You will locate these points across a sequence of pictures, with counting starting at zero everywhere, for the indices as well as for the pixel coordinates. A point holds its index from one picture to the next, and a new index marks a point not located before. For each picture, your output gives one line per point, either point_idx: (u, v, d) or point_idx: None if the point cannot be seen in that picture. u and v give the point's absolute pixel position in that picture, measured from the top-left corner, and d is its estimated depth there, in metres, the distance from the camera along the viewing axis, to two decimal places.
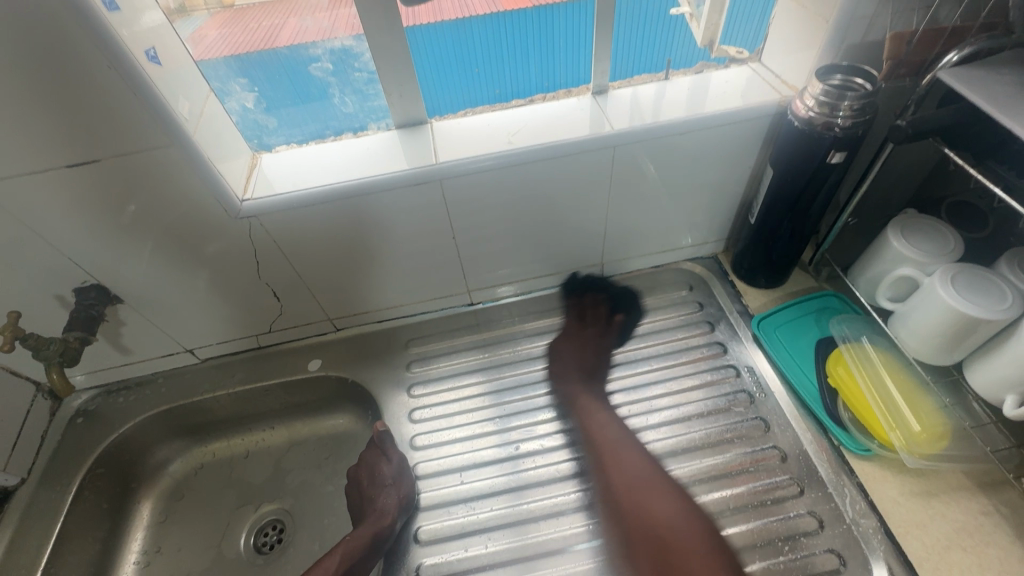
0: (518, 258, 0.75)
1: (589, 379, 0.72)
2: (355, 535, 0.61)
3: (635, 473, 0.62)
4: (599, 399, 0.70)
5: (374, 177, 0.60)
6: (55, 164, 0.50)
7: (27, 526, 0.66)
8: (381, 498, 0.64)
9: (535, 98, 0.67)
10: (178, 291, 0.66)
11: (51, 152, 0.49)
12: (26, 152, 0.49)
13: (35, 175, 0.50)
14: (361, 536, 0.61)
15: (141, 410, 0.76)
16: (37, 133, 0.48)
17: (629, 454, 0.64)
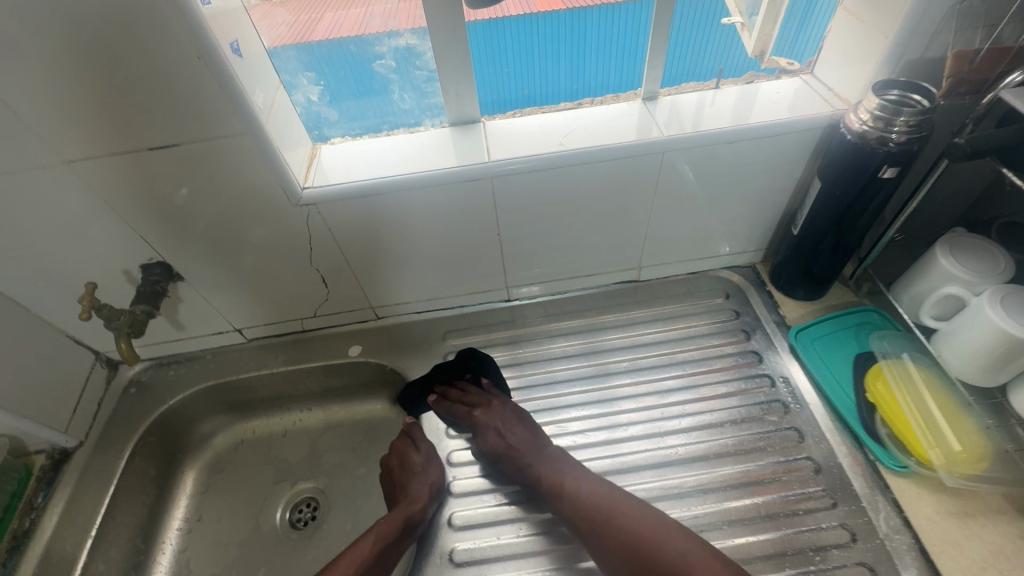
0: (557, 257, 0.77)
1: (541, 454, 0.65)
2: (388, 516, 0.61)
3: (642, 536, 0.55)
4: (553, 462, 0.64)
5: (427, 172, 0.62)
6: (138, 146, 0.54)
7: (83, 486, 0.70)
8: (412, 482, 0.65)
9: (584, 101, 0.69)
10: (234, 271, 0.70)
11: (135, 135, 0.53)
12: (116, 133, 0.52)
13: (121, 155, 0.54)
14: (394, 518, 0.61)
15: (190, 383, 0.80)
16: (126, 115, 0.51)
17: (617, 508, 0.58)
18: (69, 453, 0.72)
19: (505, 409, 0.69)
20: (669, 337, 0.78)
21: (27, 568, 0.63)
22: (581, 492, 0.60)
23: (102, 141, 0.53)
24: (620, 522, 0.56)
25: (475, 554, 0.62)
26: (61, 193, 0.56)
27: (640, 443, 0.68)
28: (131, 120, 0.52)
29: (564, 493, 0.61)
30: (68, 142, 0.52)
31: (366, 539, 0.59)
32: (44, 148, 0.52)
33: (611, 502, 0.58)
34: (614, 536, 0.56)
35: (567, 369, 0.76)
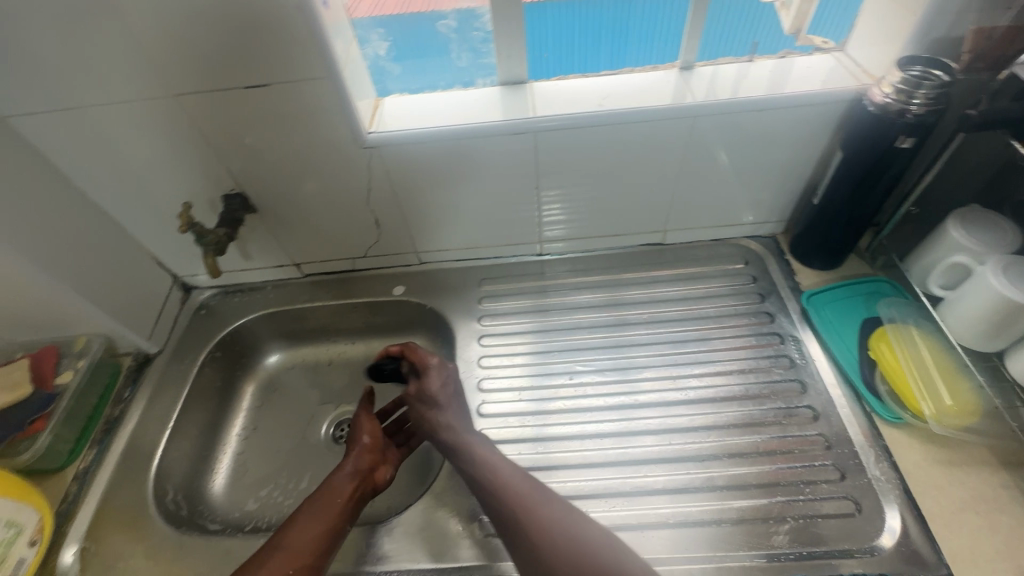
0: (588, 216, 0.83)
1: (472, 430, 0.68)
2: (323, 493, 0.63)
3: (513, 486, 0.60)
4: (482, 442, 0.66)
5: (479, 123, 0.69)
6: (235, 86, 0.62)
7: (163, 386, 0.81)
8: (345, 465, 0.67)
9: (627, 70, 0.73)
10: (300, 207, 0.78)
11: (231, 74, 0.61)
12: (219, 72, 0.61)
13: (222, 93, 0.63)
14: (323, 496, 0.62)
15: (252, 309, 0.90)
16: (230, 56, 0.60)
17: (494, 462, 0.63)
18: (150, 358, 0.83)
19: (440, 391, 0.69)
20: (687, 297, 0.84)
21: (117, 447, 0.74)
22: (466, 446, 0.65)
23: (206, 79, 0.61)
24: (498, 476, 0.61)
25: None
26: (166, 124, 0.66)
27: (654, 386, 0.74)
28: (229, 61, 0.60)
29: (461, 450, 0.65)
30: (177, 77, 0.61)
31: (303, 517, 0.60)
32: (157, 82, 0.61)
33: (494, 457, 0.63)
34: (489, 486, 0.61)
35: (590, 318, 0.83)
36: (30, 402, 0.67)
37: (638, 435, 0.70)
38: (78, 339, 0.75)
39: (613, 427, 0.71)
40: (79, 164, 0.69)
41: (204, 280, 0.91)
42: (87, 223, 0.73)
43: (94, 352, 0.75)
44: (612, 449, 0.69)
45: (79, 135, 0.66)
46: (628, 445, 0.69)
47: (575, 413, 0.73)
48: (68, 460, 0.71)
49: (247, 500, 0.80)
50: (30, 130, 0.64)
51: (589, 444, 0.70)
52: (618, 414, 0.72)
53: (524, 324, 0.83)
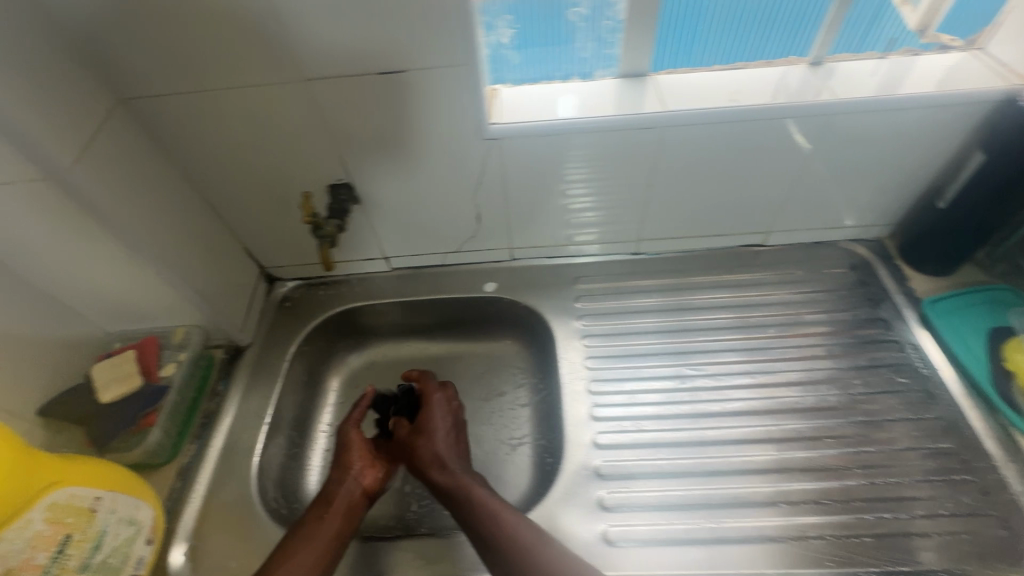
0: (693, 215, 0.81)
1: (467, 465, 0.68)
2: (317, 514, 0.63)
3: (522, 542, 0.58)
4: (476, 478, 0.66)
5: (609, 118, 0.67)
6: (370, 71, 0.60)
7: (257, 380, 0.78)
8: (334, 484, 0.67)
9: (750, 64, 0.71)
10: (404, 199, 0.76)
11: (368, 58, 0.58)
12: (357, 56, 0.58)
13: (356, 79, 0.60)
14: (317, 515, 0.63)
15: (338, 303, 0.87)
16: (372, 40, 0.57)
17: (501, 514, 0.60)
18: (241, 350, 0.81)
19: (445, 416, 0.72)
20: (791, 301, 0.82)
21: (217, 443, 0.72)
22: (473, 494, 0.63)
23: (341, 64, 0.59)
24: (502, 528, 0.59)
25: (620, 471, 0.66)
26: (288, 109, 0.63)
27: (768, 391, 0.72)
28: (369, 45, 0.57)
29: (470, 497, 0.63)
30: (311, 60, 0.58)
31: (297, 541, 0.61)
32: (290, 65, 0.59)
33: (498, 507, 0.61)
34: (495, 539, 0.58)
35: (694, 321, 0.81)
36: (141, 394, 0.65)
37: (761, 442, 0.68)
38: (177, 331, 0.73)
39: (732, 433, 0.69)
40: (190, 148, 0.66)
41: (288, 272, 0.89)
42: (191, 210, 0.70)
43: (194, 344, 0.73)
44: (733, 455, 0.67)
45: (198, 117, 0.63)
46: (746, 453, 0.67)
47: (691, 418, 0.70)
48: (174, 453, 0.69)
49: None
50: (147, 111, 0.62)
51: (713, 451, 0.67)
52: (738, 421, 0.70)
53: (625, 326, 0.81)
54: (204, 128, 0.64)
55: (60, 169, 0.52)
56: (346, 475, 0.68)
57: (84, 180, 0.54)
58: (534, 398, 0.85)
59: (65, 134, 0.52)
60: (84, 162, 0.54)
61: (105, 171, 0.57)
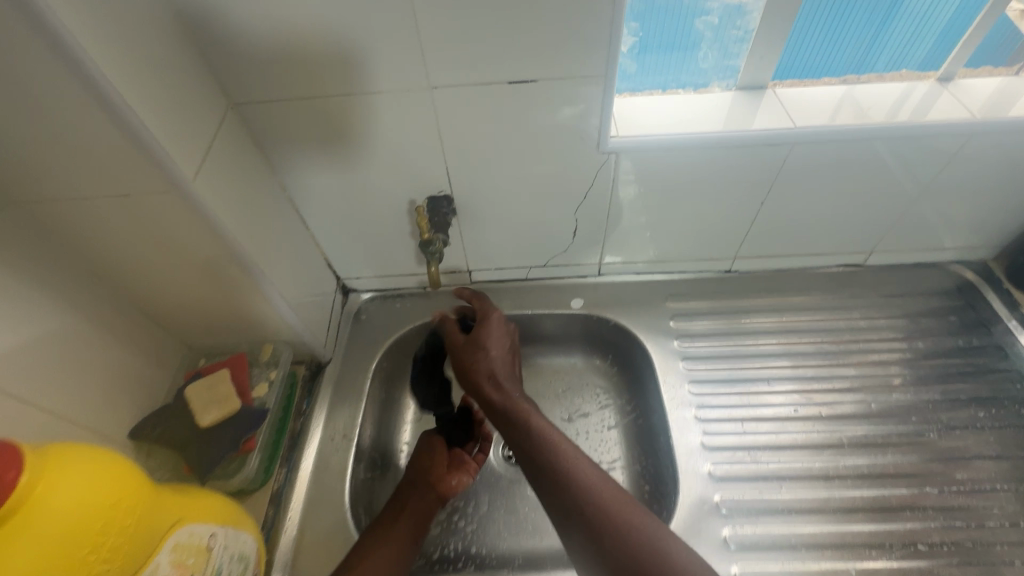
0: (797, 234, 0.77)
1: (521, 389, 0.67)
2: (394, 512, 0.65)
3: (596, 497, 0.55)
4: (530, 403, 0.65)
5: (735, 133, 0.63)
6: (499, 80, 0.57)
7: (341, 398, 0.75)
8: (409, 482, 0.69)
9: (873, 77, 0.68)
10: (503, 211, 0.73)
11: (501, 68, 0.56)
12: (488, 64, 0.56)
13: (482, 87, 0.58)
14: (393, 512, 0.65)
15: (416, 317, 0.84)
16: (507, 48, 0.54)
17: (575, 464, 0.58)
18: (323, 365, 0.77)
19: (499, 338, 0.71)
20: (895, 324, 0.79)
21: (307, 466, 0.68)
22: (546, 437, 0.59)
23: (474, 73, 0.57)
24: (578, 480, 0.56)
25: (745, 505, 0.64)
26: (406, 118, 0.61)
27: (883, 422, 0.70)
28: (504, 54, 0.55)
29: (544, 442, 0.59)
30: (442, 68, 0.56)
31: (377, 534, 0.61)
32: (420, 72, 0.56)
33: (570, 456, 0.58)
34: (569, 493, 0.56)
35: (797, 344, 0.77)
36: (241, 417, 0.61)
37: (886, 478, 0.66)
38: (264, 347, 0.70)
39: (860, 464, 0.67)
40: (293, 155, 0.64)
41: (364, 284, 0.85)
42: (283, 219, 0.67)
43: (284, 361, 0.70)
44: (868, 490, 0.65)
45: (308, 124, 0.61)
46: (878, 488, 0.65)
47: (808, 450, 0.68)
48: (264, 479, 0.65)
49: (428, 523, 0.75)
50: (256, 117, 0.60)
51: (839, 485, 0.66)
52: (860, 455, 0.68)
53: (724, 348, 0.77)
54: (313, 135, 0.62)
55: (185, 182, 0.48)
56: (419, 472, 0.69)
57: (205, 194, 0.51)
58: (622, 420, 0.81)
59: (186, 145, 0.49)
60: (204, 175, 0.51)
61: (221, 183, 0.54)
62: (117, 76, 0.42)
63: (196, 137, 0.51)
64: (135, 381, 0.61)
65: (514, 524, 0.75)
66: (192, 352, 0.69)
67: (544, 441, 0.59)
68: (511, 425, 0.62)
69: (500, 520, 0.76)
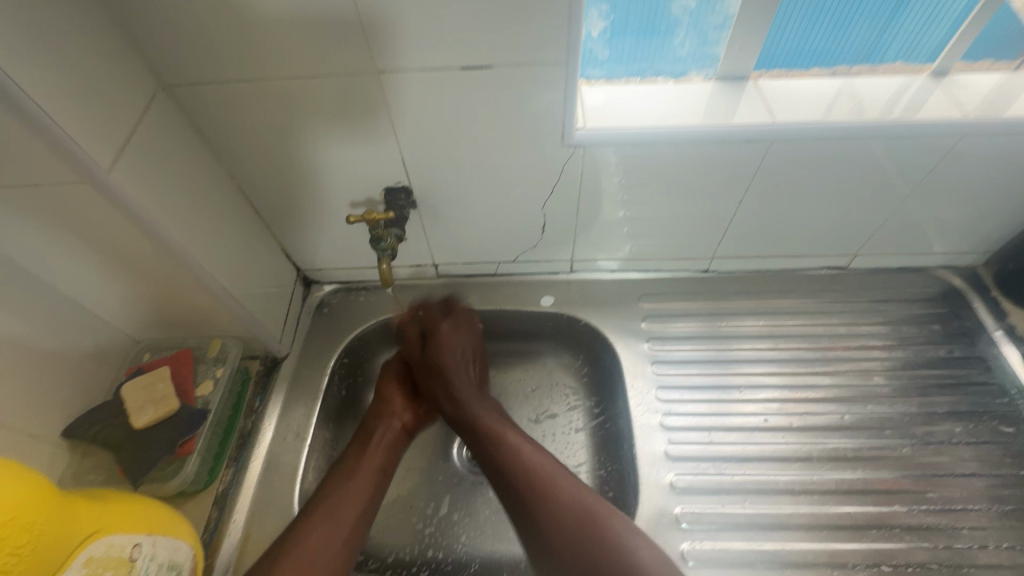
0: (777, 235, 0.74)
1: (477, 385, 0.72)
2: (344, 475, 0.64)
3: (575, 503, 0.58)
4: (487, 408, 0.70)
5: (709, 128, 0.59)
6: (452, 66, 0.53)
7: (295, 395, 0.72)
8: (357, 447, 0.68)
9: (865, 69, 0.64)
10: (466, 204, 0.69)
11: (452, 53, 0.52)
12: (439, 48, 0.52)
13: (433, 73, 0.54)
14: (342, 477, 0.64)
15: (379, 311, 0.80)
16: (459, 31, 0.50)
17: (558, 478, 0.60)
18: (279, 361, 0.74)
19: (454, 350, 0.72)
20: (875, 331, 0.75)
21: (255, 466, 0.66)
22: (531, 479, 0.60)
23: (424, 58, 0.53)
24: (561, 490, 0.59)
25: (706, 519, 0.61)
26: (355, 103, 0.57)
27: (856, 434, 0.67)
28: (455, 38, 0.51)
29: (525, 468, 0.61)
30: (389, 51, 0.52)
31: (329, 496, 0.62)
32: (366, 55, 0.52)
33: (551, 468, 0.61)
34: (554, 501, 0.59)
35: (773, 350, 0.74)
36: (180, 418, 0.58)
37: (855, 494, 0.63)
38: (212, 343, 0.67)
39: (826, 480, 0.64)
40: (237, 142, 0.61)
41: (326, 275, 0.81)
42: (229, 209, 0.64)
43: (233, 358, 0.67)
44: (832, 507, 0.63)
45: (248, 110, 0.57)
46: (847, 504, 0.63)
47: (777, 462, 0.65)
48: (208, 479, 0.63)
49: (386, 523, 0.73)
50: (194, 99, 0.56)
51: (805, 501, 0.63)
52: (830, 468, 0.65)
53: (698, 352, 0.74)
54: (255, 120, 0.59)
55: (98, 172, 0.45)
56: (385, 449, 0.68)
57: (124, 186, 0.48)
58: (590, 422, 0.78)
59: (100, 133, 0.45)
60: (122, 164, 0.48)
61: (144, 173, 0.50)
62: (8, 57, 0.38)
63: (112, 123, 0.47)
64: (72, 378, 0.59)
65: (474, 529, 0.73)
66: (138, 346, 0.66)
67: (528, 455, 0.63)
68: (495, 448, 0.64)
69: (459, 523, 0.73)
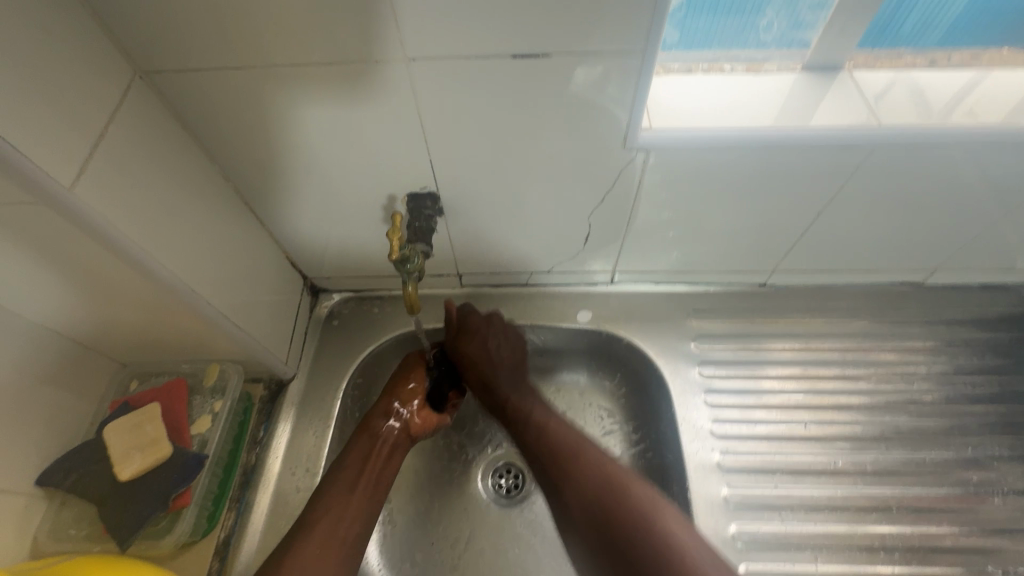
0: (850, 250, 0.65)
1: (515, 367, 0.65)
2: (338, 496, 0.56)
3: (658, 518, 0.52)
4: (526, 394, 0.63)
5: (796, 132, 0.50)
6: (495, 54, 0.44)
7: (303, 423, 0.64)
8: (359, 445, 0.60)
9: (970, 57, 0.55)
10: (500, 212, 0.60)
11: (496, 38, 0.43)
12: (481, 31, 0.42)
13: (472, 61, 0.44)
14: (343, 492, 0.56)
15: (395, 324, 0.72)
16: (507, 11, 0.41)
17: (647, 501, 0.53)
18: (284, 384, 0.66)
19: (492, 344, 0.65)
20: (954, 358, 0.68)
21: (261, 509, 0.58)
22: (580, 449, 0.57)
23: (460, 41, 0.43)
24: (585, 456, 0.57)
25: None
26: (373, 97, 0.47)
27: (936, 480, 0.61)
28: (501, 19, 0.41)
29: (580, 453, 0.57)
30: (418, 34, 0.42)
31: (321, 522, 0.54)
32: (391, 39, 0.43)
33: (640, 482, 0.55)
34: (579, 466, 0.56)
35: (840, 381, 0.66)
36: (172, 467, 0.52)
37: (938, 552, 0.57)
38: (210, 368, 0.60)
39: (906, 533, 0.58)
40: (232, 139, 0.51)
41: (335, 284, 0.72)
42: (224, 217, 0.55)
43: (232, 388, 0.59)
44: (914, 566, 0.57)
45: (245, 104, 0.48)
46: (928, 565, 0.57)
47: (849, 515, 0.59)
48: (208, 527, 0.55)
49: (404, 564, 0.64)
50: (180, 88, 0.47)
51: (884, 561, 0.57)
52: (908, 521, 0.59)
53: (756, 380, 0.66)
54: (252, 114, 0.49)
55: (56, 189, 0.36)
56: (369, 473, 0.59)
57: (92, 203, 0.39)
58: (629, 450, 0.70)
59: (60, 139, 0.36)
60: (88, 176, 0.39)
61: (118, 184, 0.41)
62: None
63: (77, 128, 0.38)
64: (45, 416, 0.50)
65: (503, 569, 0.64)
66: (126, 370, 0.58)
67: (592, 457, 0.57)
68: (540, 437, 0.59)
69: (485, 562, 0.64)
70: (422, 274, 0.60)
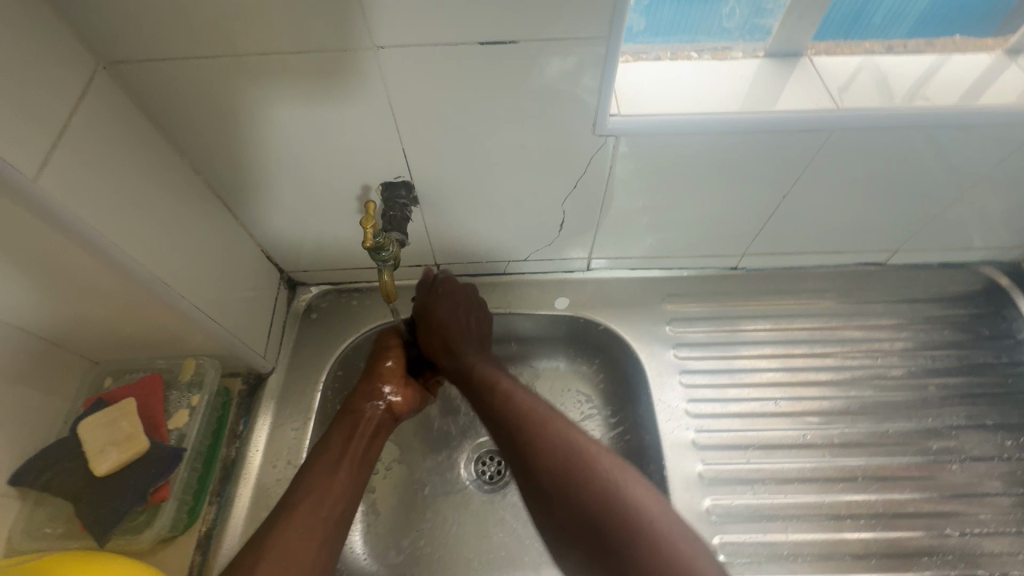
0: (815, 233, 0.67)
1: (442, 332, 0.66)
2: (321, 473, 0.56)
3: (562, 427, 0.55)
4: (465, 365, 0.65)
5: (759, 115, 0.51)
6: (464, 42, 0.44)
7: (284, 416, 0.64)
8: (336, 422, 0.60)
9: (924, 44, 0.57)
10: (476, 201, 0.60)
11: (466, 25, 0.43)
12: (450, 17, 0.43)
13: (442, 49, 0.45)
14: (329, 467, 0.56)
15: (374, 315, 0.72)
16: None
17: (600, 465, 0.52)
18: (263, 378, 0.66)
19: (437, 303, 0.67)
20: (915, 334, 0.70)
21: (243, 502, 0.58)
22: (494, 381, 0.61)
23: (430, 27, 0.43)
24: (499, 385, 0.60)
25: (748, 550, 0.58)
26: (343, 86, 0.47)
27: (900, 450, 0.64)
28: (472, 8, 0.42)
29: (533, 420, 0.56)
30: (387, 21, 0.43)
31: (307, 483, 0.55)
32: (358, 26, 0.43)
33: (591, 444, 0.54)
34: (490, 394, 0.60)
35: (809, 358, 0.69)
36: (149, 462, 0.52)
37: (902, 516, 0.60)
38: (186, 363, 0.59)
39: (872, 501, 0.61)
40: (200, 131, 0.51)
41: (313, 277, 0.72)
42: (196, 210, 0.54)
43: (209, 382, 0.59)
44: (880, 531, 0.60)
45: (212, 94, 0.48)
46: (893, 530, 0.60)
47: (818, 485, 0.62)
48: (189, 521, 0.55)
49: (389, 551, 0.65)
50: (145, 78, 0.46)
51: (851, 528, 0.60)
52: (875, 489, 0.62)
53: (728, 361, 0.68)
54: (219, 104, 0.48)
55: (21, 180, 0.36)
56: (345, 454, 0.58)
57: (56, 195, 0.38)
58: (608, 433, 0.71)
59: (22, 131, 0.36)
60: (52, 168, 0.38)
61: (84, 177, 0.41)
62: None
63: (41, 117, 0.38)
64: (17, 414, 0.50)
65: (487, 551, 0.65)
66: (99, 368, 0.58)
67: (545, 425, 0.55)
68: (492, 400, 0.59)
69: (470, 547, 0.65)
70: (398, 263, 0.60)
